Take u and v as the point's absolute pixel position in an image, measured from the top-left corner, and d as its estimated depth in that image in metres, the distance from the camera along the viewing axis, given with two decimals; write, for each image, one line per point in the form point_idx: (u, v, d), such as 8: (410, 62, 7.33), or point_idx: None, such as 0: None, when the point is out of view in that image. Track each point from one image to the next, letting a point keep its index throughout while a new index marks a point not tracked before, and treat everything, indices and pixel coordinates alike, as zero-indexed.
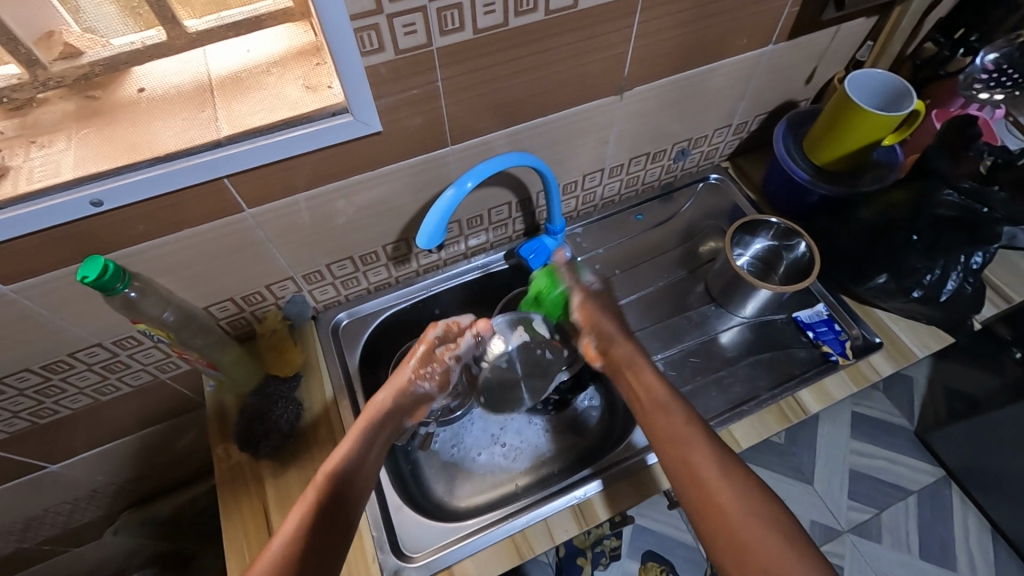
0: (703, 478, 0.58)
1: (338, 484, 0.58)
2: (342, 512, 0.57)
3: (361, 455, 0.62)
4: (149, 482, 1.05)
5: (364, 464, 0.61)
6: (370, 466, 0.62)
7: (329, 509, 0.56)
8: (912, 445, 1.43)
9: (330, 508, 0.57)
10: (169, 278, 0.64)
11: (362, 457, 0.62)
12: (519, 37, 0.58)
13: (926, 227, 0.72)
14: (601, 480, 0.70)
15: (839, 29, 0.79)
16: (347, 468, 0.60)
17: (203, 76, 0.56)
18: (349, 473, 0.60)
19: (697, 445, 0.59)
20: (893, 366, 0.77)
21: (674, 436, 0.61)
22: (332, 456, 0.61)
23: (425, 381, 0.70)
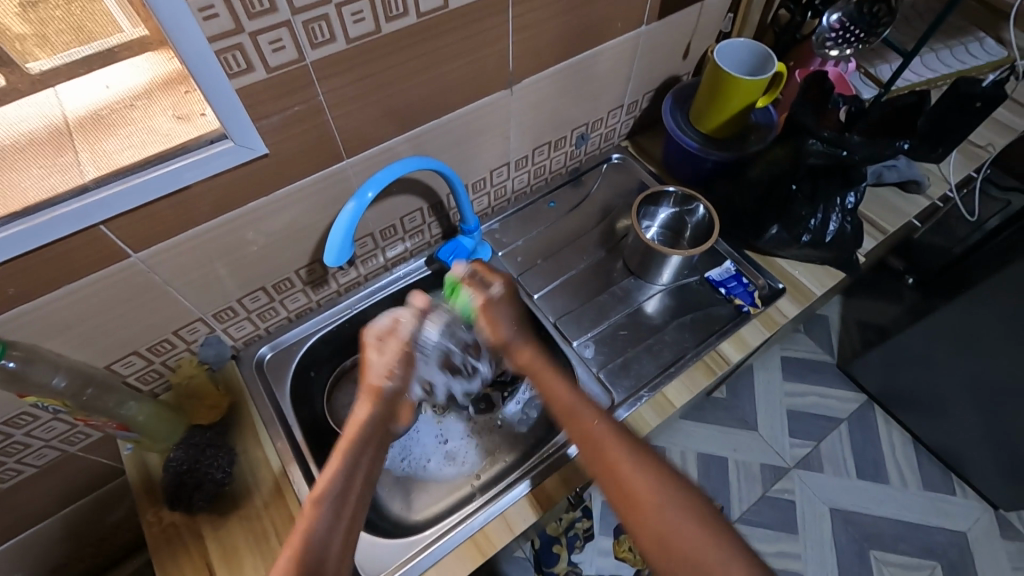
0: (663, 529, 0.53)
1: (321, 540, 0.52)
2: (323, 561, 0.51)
3: (350, 479, 0.55)
4: (81, 564, 0.96)
5: (349, 495, 0.55)
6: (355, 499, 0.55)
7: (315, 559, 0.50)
8: (836, 376, 1.56)
9: (316, 557, 0.51)
10: (56, 340, 0.59)
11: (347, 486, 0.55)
12: (396, 42, 0.58)
13: (803, 176, 0.78)
14: (527, 482, 0.69)
15: (702, 6, 0.85)
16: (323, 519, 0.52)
17: (56, 118, 0.51)
18: (344, 508, 0.54)
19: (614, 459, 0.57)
20: (797, 307, 0.83)
21: (613, 462, 0.57)
22: (315, 489, 0.54)
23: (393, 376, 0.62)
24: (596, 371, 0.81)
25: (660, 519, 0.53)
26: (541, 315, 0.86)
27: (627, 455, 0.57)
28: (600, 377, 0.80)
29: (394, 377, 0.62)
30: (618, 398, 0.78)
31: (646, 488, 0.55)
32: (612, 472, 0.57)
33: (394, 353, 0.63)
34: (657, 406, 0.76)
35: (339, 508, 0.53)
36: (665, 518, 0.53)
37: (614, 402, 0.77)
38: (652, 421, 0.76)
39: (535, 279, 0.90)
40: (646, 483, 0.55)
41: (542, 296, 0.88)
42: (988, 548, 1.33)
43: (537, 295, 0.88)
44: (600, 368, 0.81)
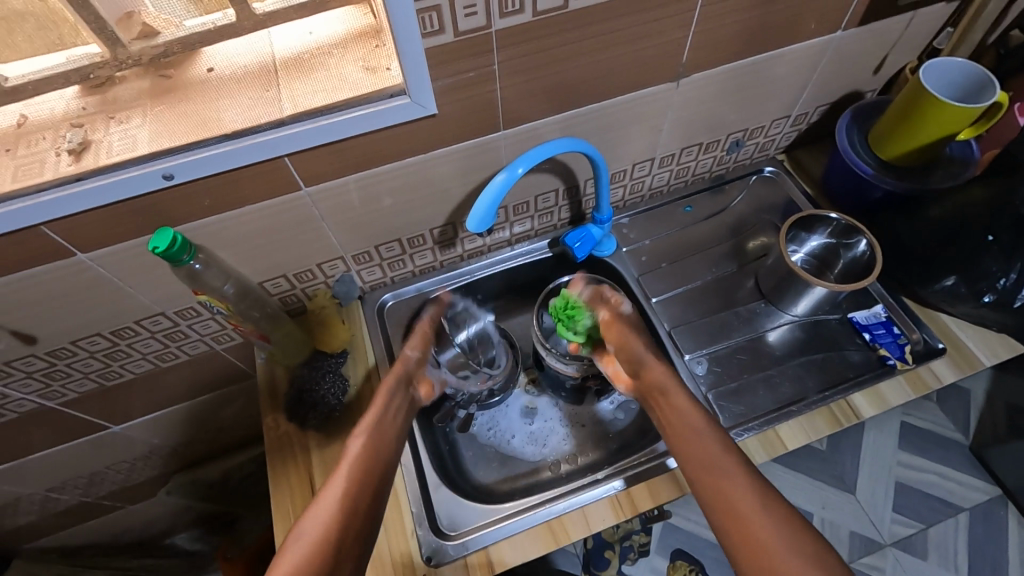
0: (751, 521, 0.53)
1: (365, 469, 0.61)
2: (366, 492, 0.59)
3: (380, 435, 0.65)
4: (200, 447, 1.10)
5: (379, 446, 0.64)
6: (384, 448, 0.64)
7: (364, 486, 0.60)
8: (966, 460, 1.36)
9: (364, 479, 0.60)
10: (229, 252, 0.67)
11: (376, 442, 0.64)
12: (578, 20, 0.57)
13: (1004, 226, 0.67)
14: (623, 480, 0.69)
15: (914, 16, 0.75)
16: (362, 462, 0.61)
17: (268, 56, 0.58)
18: (374, 454, 0.63)
19: (714, 433, 0.61)
20: (955, 373, 0.73)
21: (710, 467, 0.58)
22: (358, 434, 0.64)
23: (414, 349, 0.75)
24: (704, 391, 0.77)
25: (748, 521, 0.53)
26: (655, 321, 0.83)
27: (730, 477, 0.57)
28: (707, 398, 0.76)
29: (416, 351, 0.75)
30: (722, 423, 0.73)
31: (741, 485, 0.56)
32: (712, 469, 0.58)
33: (418, 336, 0.77)
34: (766, 444, 0.71)
35: (371, 449, 0.63)
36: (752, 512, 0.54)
37: None
38: (757, 456, 0.70)
39: (655, 283, 0.87)
40: (739, 484, 0.56)
41: (659, 301, 0.85)
42: None
43: (655, 299, 0.85)
44: (708, 389, 0.77)
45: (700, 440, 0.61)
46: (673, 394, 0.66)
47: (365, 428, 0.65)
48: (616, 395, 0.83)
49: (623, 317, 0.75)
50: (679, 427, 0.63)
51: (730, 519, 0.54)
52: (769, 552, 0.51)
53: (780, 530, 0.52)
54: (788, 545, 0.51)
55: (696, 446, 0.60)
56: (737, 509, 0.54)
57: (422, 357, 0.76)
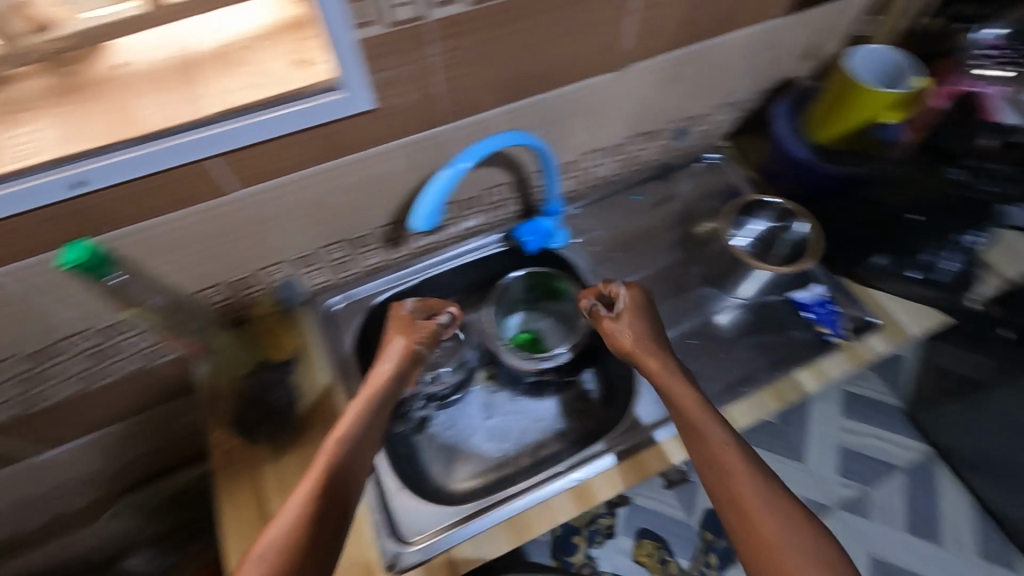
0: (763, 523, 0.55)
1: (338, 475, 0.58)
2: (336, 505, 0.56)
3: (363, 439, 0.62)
4: (145, 467, 1.04)
5: (358, 454, 0.60)
6: (363, 456, 0.61)
7: (335, 495, 0.57)
8: (902, 422, 1.45)
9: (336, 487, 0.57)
10: (157, 261, 0.62)
11: (357, 449, 0.60)
12: (517, 10, 0.56)
13: (931, 208, 0.72)
14: (614, 455, 0.71)
15: (846, 3, 0.79)
16: (337, 470, 0.58)
17: (187, 49, 0.55)
18: (349, 464, 0.59)
19: (720, 430, 0.60)
20: (888, 345, 0.77)
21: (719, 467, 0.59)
22: (338, 433, 0.61)
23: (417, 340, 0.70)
24: None
25: (762, 524, 0.55)
26: None
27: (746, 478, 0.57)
28: None
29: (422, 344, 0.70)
30: None
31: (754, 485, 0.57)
32: (720, 469, 0.59)
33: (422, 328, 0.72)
34: None
35: (352, 453, 0.60)
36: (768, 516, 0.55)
37: None
38: None
39: (608, 272, 0.87)
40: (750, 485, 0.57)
41: None
42: None
43: None
44: None
45: (709, 441, 0.60)
46: (679, 387, 0.64)
47: (345, 427, 0.61)
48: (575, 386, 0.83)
49: (628, 310, 0.71)
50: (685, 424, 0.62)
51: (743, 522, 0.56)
52: (780, 558, 0.54)
53: (796, 533, 0.55)
54: (806, 553, 0.54)
55: (705, 448, 0.60)
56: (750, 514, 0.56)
57: (420, 350, 0.71)
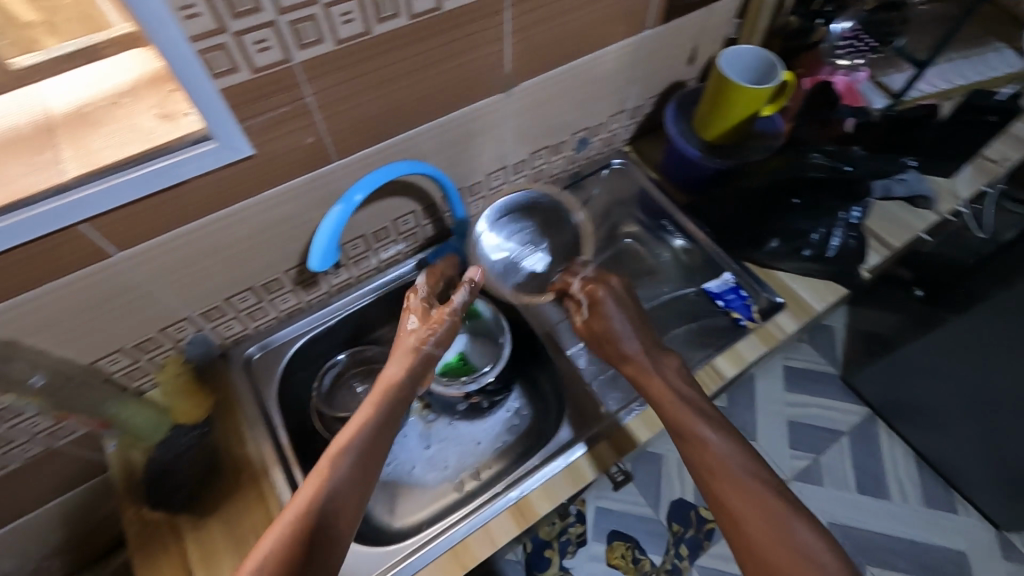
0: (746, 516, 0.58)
1: (335, 486, 0.55)
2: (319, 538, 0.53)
3: (360, 459, 0.58)
4: (70, 556, 0.96)
5: (353, 480, 0.57)
6: (359, 482, 0.57)
7: (323, 515, 0.54)
8: (838, 388, 1.53)
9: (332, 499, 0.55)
10: (39, 338, 0.58)
11: (352, 476, 0.57)
12: (387, 43, 0.56)
13: (805, 190, 0.78)
14: (612, 425, 0.74)
15: (709, 10, 0.83)
16: (327, 495, 0.55)
17: (43, 114, 0.52)
18: (341, 489, 0.56)
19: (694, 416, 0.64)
20: (796, 323, 0.81)
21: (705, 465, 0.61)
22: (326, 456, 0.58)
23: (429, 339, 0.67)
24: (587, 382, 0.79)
25: (738, 506, 0.58)
26: (534, 322, 0.84)
27: (732, 471, 0.60)
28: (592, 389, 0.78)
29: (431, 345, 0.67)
30: (609, 408, 0.76)
31: (734, 475, 0.60)
32: (701, 472, 0.61)
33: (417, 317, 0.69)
34: (648, 421, 0.74)
35: (347, 474, 0.57)
36: (745, 502, 0.58)
37: (604, 414, 0.75)
38: (642, 434, 0.74)
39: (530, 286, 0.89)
40: (731, 479, 0.60)
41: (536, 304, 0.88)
42: (988, 566, 1.31)
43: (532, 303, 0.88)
44: (592, 380, 0.79)
45: (702, 444, 0.62)
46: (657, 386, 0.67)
47: (342, 442, 0.59)
48: (509, 403, 0.85)
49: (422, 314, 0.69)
50: (679, 416, 0.64)
51: (731, 514, 0.58)
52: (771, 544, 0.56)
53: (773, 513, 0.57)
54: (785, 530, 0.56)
55: (692, 437, 0.63)
56: (734, 506, 0.58)
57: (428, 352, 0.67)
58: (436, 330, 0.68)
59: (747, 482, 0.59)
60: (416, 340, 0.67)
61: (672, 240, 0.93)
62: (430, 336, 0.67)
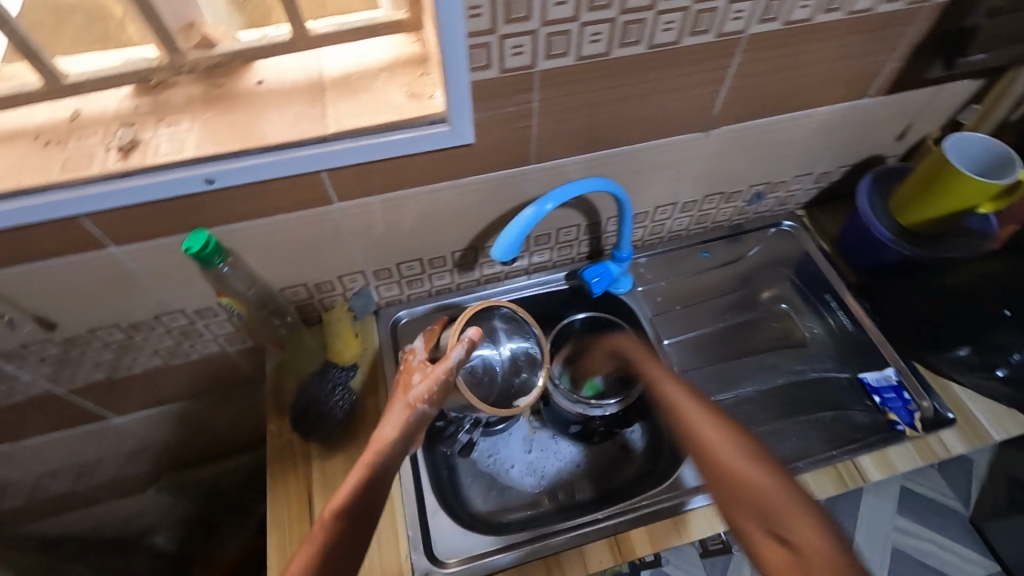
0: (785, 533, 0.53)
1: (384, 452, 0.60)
2: (357, 532, 0.57)
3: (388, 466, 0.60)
4: (193, 446, 1.10)
5: (383, 483, 0.59)
6: (389, 482, 0.60)
7: (358, 519, 0.57)
8: (965, 531, 1.33)
9: (382, 462, 0.60)
10: (255, 257, 0.68)
11: (381, 480, 0.59)
12: (620, 67, 0.59)
13: (1021, 303, 0.69)
14: None
15: (938, 89, 0.77)
16: (359, 504, 0.57)
17: (316, 74, 0.60)
18: (373, 491, 0.58)
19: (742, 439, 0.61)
20: (965, 446, 0.72)
21: (746, 483, 0.57)
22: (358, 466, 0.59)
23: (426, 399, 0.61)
24: None
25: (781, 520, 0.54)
26: (666, 362, 0.83)
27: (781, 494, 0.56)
28: None
29: (429, 403, 0.61)
30: None
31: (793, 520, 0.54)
32: (754, 510, 0.56)
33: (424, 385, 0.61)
34: None
35: (372, 479, 0.59)
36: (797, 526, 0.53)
37: None
38: None
39: (668, 325, 0.89)
40: (792, 521, 0.54)
41: (672, 343, 0.88)
42: None
43: (667, 341, 0.88)
44: None
45: (745, 462, 0.59)
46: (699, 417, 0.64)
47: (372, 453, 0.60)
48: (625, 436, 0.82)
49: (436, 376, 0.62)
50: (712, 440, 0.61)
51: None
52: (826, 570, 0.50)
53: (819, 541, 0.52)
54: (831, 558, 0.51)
55: (741, 463, 0.59)
56: (797, 563, 0.51)
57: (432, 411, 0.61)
58: (433, 393, 0.61)
59: (810, 534, 0.53)
60: (416, 398, 0.61)
61: (831, 315, 0.87)
62: (425, 397, 0.61)
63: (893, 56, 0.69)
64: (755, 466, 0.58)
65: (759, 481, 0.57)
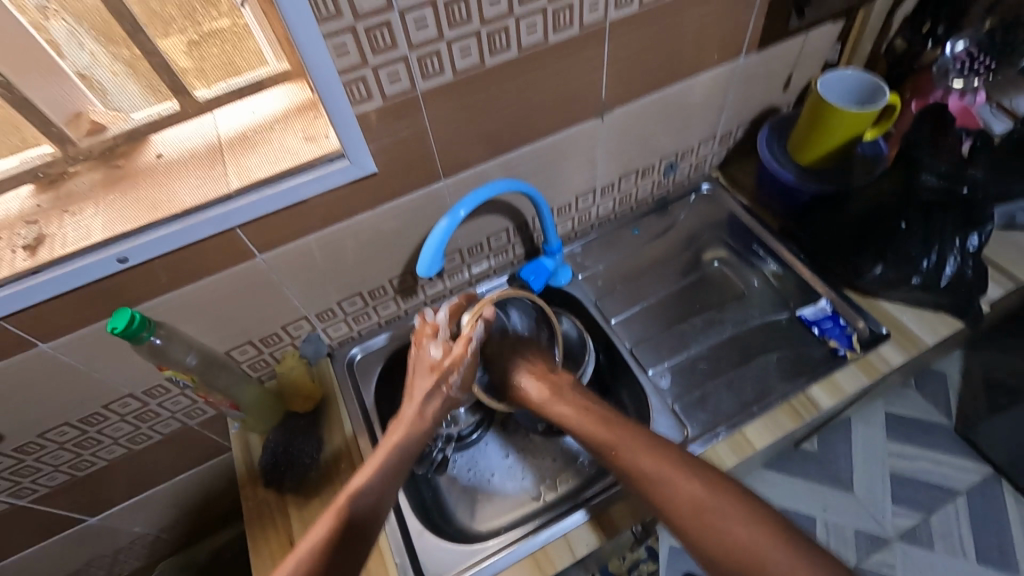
0: (710, 525, 0.54)
1: (364, 504, 0.59)
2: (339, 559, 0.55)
3: (380, 487, 0.60)
4: (182, 531, 1.07)
5: (375, 504, 0.59)
6: (381, 506, 0.60)
7: (340, 543, 0.56)
8: (952, 441, 1.38)
9: (359, 517, 0.58)
10: (191, 324, 0.69)
11: (376, 500, 0.60)
12: (498, 74, 0.63)
13: (914, 212, 0.75)
14: (694, 447, 0.73)
15: (806, 37, 0.83)
16: (350, 516, 0.58)
17: (214, 137, 0.62)
18: (361, 510, 0.58)
19: (609, 430, 0.62)
20: (903, 355, 0.77)
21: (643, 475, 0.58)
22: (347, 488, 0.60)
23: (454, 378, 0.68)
24: (670, 403, 0.79)
25: (687, 506, 0.55)
26: (617, 341, 0.86)
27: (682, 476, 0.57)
28: (675, 410, 0.78)
29: (458, 383, 0.68)
30: (693, 432, 0.75)
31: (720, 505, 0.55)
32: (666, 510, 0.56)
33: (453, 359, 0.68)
34: (735, 446, 0.73)
35: (366, 495, 0.59)
36: (693, 491, 0.56)
37: (688, 436, 0.74)
38: (729, 460, 0.72)
39: (612, 305, 0.91)
40: (725, 517, 0.54)
41: (619, 322, 0.89)
42: None
43: (614, 321, 0.89)
44: (674, 401, 0.79)
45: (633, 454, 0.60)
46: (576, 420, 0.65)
47: (366, 471, 0.61)
48: None
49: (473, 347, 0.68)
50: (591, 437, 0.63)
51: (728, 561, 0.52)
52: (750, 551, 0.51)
53: (737, 513, 0.54)
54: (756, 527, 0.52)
55: (623, 452, 0.60)
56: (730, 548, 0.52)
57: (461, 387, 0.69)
58: (464, 372, 0.68)
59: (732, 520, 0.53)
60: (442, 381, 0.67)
61: (763, 265, 0.91)
62: (456, 377, 0.68)
63: (752, 16, 0.75)
64: (685, 475, 0.57)
65: (689, 495, 0.56)
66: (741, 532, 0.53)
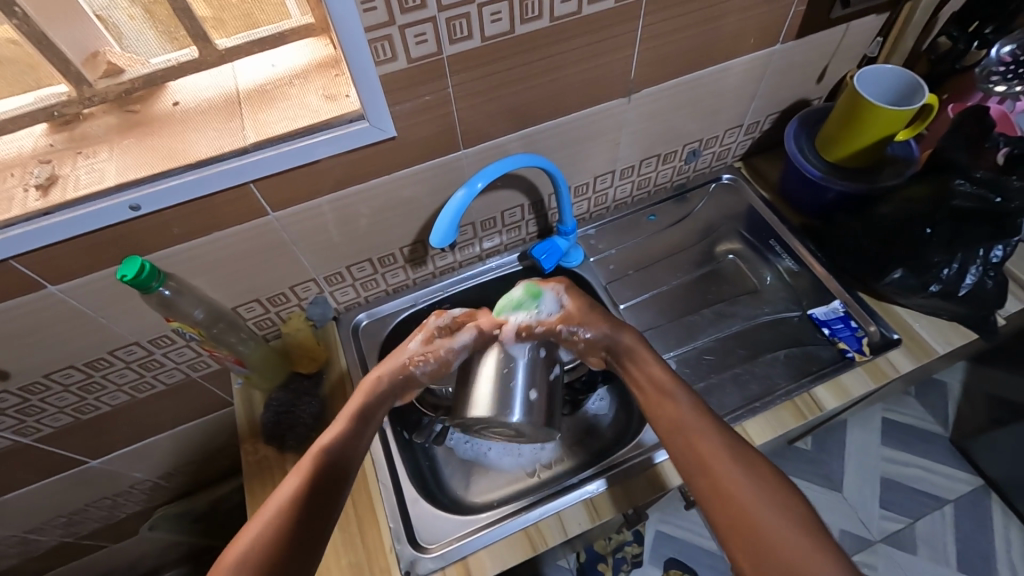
0: (759, 519, 0.51)
1: (335, 453, 0.60)
2: (318, 504, 0.56)
3: (347, 442, 0.62)
4: (181, 480, 1.09)
5: (345, 454, 0.61)
6: (351, 455, 0.61)
7: (316, 488, 0.57)
8: (946, 450, 1.38)
9: (331, 467, 0.59)
10: (201, 278, 0.68)
11: (346, 451, 0.61)
12: (527, 44, 0.61)
13: (943, 219, 0.72)
14: None
15: (848, 28, 0.80)
16: (322, 464, 0.59)
17: (233, 90, 0.61)
18: (332, 460, 0.59)
19: (669, 402, 0.62)
20: (913, 362, 0.76)
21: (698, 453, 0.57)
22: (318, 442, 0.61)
23: (419, 366, 0.69)
24: None
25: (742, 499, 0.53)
26: None
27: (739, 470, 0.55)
28: None
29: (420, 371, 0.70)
30: None
31: (747, 496, 0.53)
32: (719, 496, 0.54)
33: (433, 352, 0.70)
34: None
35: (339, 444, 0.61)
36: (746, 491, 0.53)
37: None
38: None
39: (623, 290, 0.90)
40: (777, 525, 0.51)
41: (627, 307, 0.89)
42: None
43: (623, 306, 0.89)
44: None
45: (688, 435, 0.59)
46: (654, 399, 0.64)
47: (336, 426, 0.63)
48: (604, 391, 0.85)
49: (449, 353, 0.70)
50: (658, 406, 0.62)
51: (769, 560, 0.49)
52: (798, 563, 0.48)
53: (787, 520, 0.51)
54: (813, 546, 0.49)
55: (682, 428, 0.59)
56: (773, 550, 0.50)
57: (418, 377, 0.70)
58: (429, 364, 0.70)
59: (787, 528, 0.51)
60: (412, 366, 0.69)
61: (778, 261, 0.90)
62: (421, 364, 0.69)
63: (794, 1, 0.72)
64: (738, 468, 0.55)
65: (741, 489, 0.53)
66: (793, 541, 0.50)
